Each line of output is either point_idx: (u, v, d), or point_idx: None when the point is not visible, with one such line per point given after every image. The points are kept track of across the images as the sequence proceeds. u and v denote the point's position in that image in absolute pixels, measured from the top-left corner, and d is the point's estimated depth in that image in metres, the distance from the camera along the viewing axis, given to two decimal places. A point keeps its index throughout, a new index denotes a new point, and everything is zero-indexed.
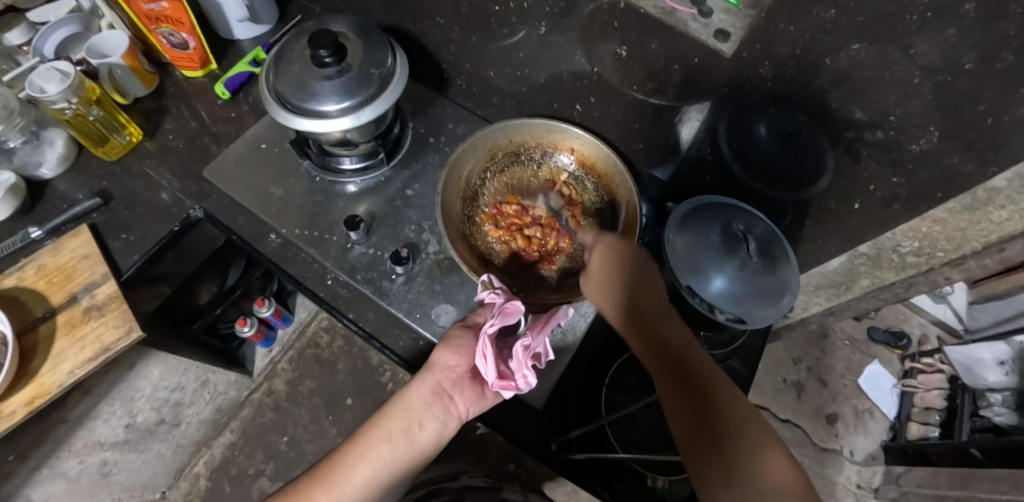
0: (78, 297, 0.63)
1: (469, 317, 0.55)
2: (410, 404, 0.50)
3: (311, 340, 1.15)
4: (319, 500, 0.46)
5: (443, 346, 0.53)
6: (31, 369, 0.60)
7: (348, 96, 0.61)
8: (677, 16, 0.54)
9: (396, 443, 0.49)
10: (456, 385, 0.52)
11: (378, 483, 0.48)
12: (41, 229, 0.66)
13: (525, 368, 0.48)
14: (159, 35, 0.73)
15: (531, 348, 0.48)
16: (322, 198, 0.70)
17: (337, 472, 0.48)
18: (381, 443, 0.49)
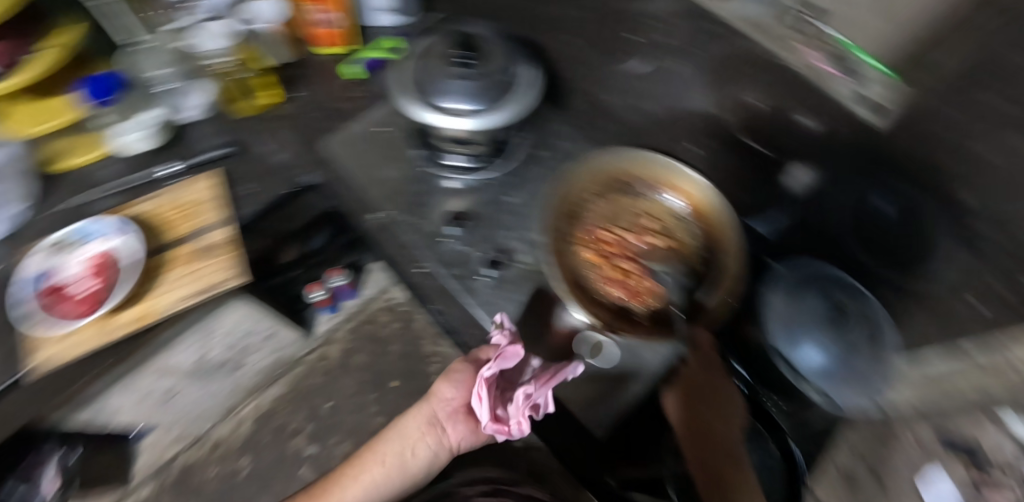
0: (197, 234, 0.68)
1: (472, 353, 0.63)
2: (408, 429, 0.62)
3: (371, 316, 1.20)
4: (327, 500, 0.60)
5: (443, 380, 0.63)
6: (145, 289, 0.65)
7: (476, 100, 0.64)
8: (822, 76, 0.57)
9: (389, 466, 0.61)
10: (450, 418, 0.62)
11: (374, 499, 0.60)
12: (181, 165, 0.73)
13: (521, 416, 0.53)
14: (312, 12, 0.79)
15: (531, 398, 0.53)
16: (426, 188, 0.72)
17: (344, 478, 0.61)
18: (381, 466, 0.61)
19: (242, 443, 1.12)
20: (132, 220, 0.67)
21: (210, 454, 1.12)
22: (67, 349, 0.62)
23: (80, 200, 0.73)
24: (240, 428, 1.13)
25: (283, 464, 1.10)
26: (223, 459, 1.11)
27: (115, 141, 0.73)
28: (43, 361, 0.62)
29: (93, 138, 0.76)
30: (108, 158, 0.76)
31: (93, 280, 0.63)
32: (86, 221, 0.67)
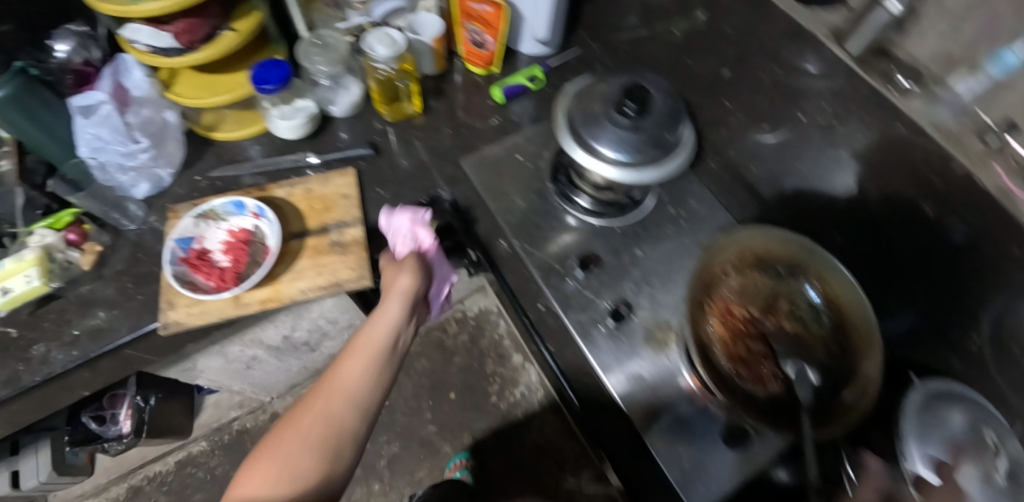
0: (330, 229, 0.69)
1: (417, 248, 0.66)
2: (388, 308, 0.57)
3: (440, 324, 1.22)
4: (324, 407, 0.48)
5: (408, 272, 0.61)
6: (272, 274, 0.66)
7: (620, 152, 0.64)
8: (1011, 198, 0.51)
9: (384, 349, 0.54)
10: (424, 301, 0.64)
11: (371, 377, 0.52)
12: (318, 158, 0.75)
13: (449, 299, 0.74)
14: (466, 31, 0.81)
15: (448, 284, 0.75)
16: (554, 224, 0.73)
17: (333, 382, 0.50)
18: (371, 347, 0.53)
19: None
20: (268, 203, 0.68)
21: (266, 424, 1.16)
22: (190, 314, 0.65)
23: (231, 172, 0.75)
24: None
25: None
26: None
27: (272, 122, 0.75)
28: (169, 319, 0.65)
29: (250, 115, 0.78)
30: (260, 136, 0.78)
31: (224, 258, 0.66)
32: (230, 198, 0.68)
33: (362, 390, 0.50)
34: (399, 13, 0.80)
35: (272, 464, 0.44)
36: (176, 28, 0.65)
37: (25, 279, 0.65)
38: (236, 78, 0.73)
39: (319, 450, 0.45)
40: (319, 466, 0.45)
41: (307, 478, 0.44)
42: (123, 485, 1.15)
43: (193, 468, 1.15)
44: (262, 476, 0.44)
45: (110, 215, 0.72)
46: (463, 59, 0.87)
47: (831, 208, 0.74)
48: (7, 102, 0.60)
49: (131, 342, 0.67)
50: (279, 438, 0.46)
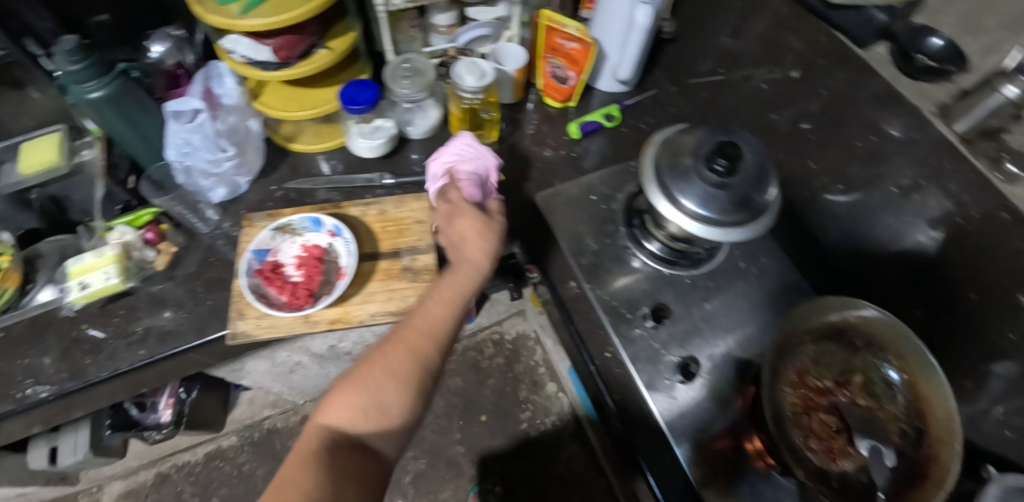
0: (402, 253, 0.69)
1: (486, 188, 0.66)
2: (472, 245, 0.58)
3: (478, 344, 1.23)
4: (412, 339, 0.51)
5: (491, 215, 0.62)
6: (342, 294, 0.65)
7: (705, 207, 0.63)
8: None
9: (464, 287, 0.56)
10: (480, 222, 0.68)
11: (451, 314, 0.54)
12: (393, 179, 0.74)
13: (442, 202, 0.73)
14: (549, 65, 0.83)
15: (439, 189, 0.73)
16: (624, 270, 0.73)
17: (420, 317, 0.53)
18: (456, 285, 0.56)
19: None
20: (345, 222, 0.68)
21: (296, 426, 1.16)
22: (258, 326, 0.64)
23: (306, 184, 0.75)
24: None
25: None
26: None
27: (351, 140, 0.75)
28: (237, 329, 0.64)
29: (329, 131, 0.79)
30: (338, 151, 0.78)
31: (298, 272, 0.66)
32: (308, 214, 0.68)
33: (445, 328, 0.53)
34: (483, 41, 0.83)
35: (359, 392, 0.47)
36: (277, 42, 0.65)
37: (104, 275, 0.66)
38: (322, 95, 0.74)
39: (403, 386, 0.48)
40: (404, 400, 0.48)
41: (391, 405, 0.48)
42: (152, 470, 1.13)
43: (221, 462, 1.13)
44: (350, 402, 0.47)
45: (184, 219, 0.72)
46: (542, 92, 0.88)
47: (893, 271, 0.72)
48: (101, 103, 0.63)
49: (195, 348, 0.67)
50: (371, 367, 0.49)
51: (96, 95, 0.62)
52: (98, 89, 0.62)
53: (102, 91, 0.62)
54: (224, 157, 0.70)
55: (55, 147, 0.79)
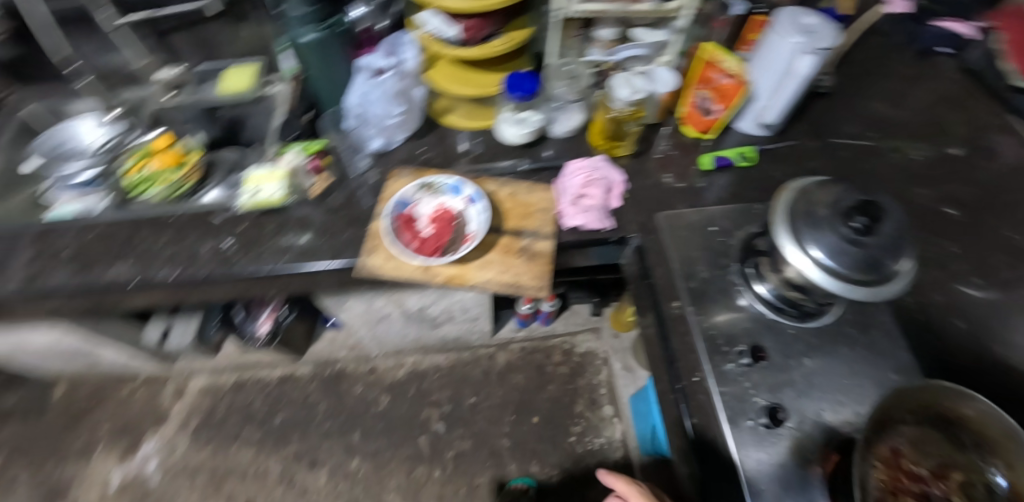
0: (524, 234, 0.73)
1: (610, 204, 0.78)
2: None
3: (546, 349, 1.27)
4: None
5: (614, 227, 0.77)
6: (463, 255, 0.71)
7: (832, 257, 0.62)
8: None
9: None
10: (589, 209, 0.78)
11: None
12: (529, 164, 0.81)
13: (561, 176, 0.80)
14: (695, 96, 0.86)
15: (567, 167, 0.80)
16: (728, 303, 0.74)
17: None
18: None
19: (392, 382, 1.23)
20: (484, 193, 0.74)
21: (364, 375, 1.24)
22: (385, 265, 0.69)
23: (450, 154, 0.82)
24: (398, 371, 1.24)
25: (413, 425, 1.19)
26: (370, 385, 1.23)
27: (501, 127, 0.82)
28: (363, 265, 0.69)
29: (481, 113, 0.86)
30: (484, 132, 0.85)
31: (431, 226, 0.71)
32: (454, 179, 0.75)
33: None
34: (636, 60, 0.86)
35: None
36: (467, 23, 0.72)
37: (273, 187, 0.75)
38: (487, 78, 0.81)
39: None
40: None
41: None
42: (233, 375, 1.25)
43: (291, 386, 1.24)
44: None
45: (343, 158, 0.80)
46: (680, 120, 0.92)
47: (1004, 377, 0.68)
48: (311, 45, 0.74)
49: (325, 269, 0.72)
50: None
51: (309, 37, 0.73)
52: (314, 33, 0.72)
53: (315, 35, 0.73)
54: (392, 114, 0.78)
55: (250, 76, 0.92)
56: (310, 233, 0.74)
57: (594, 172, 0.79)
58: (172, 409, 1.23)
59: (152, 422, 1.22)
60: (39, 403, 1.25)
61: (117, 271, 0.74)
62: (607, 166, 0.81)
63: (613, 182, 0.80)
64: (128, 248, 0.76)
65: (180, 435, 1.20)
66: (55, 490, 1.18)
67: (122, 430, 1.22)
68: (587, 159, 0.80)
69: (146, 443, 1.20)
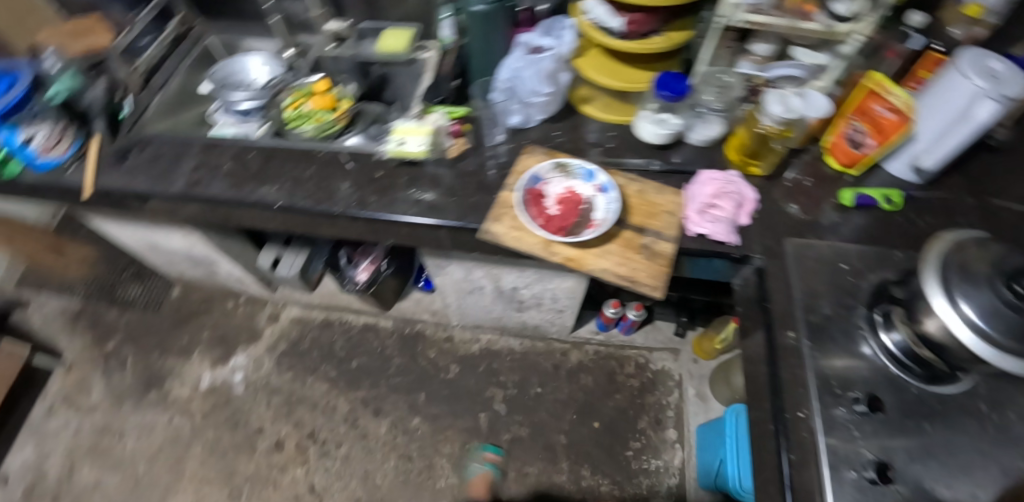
0: (646, 232, 0.73)
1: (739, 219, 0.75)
2: None
3: (620, 358, 1.27)
4: None
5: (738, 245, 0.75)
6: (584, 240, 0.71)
7: (986, 320, 0.52)
8: None
9: None
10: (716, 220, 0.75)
11: None
12: (660, 166, 0.80)
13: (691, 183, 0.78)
14: (848, 125, 0.82)
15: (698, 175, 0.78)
16: (847, 346, 0.69)
17: None
18: None
19: (465, 354, 1.28)
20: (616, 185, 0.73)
21: (440, 342, 1.30)
22: (509, 234, 0.70)
23: (583, 142, 0.83)
24: (473, 345, 1.29)
25: (476, 400, 1.23)
26: (443, 352, 1.28)
27: (640, 124, 0.81)
28: (488, 230, 0.71)
29: (620, 108, 0.86)
30: (619, 127, 0.85)
31: (557, 207, 0.72)
32: (585, 164, 0.75)
33: None
34: (787, 80, 0.83)
35: None
36: (633, 17, 0.71)
37: (418, 141, 0.76)
38: (635, 75, 0.80)
39: None
40: None
41: None
42: (323, 313, 1.35)
43: (371, 336, 1.31)
44: None
45: (481, 127, 0.82)
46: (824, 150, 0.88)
47: None
48: (479, 17, 0.75)
49: (450, 228, 0.74)
50: None
51: (479, 7, 0.74)
52: (485, 5, 0.73)
53: (484, 7, 0.74)
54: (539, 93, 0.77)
55: (407, 39, 0.95)
56: (439, 191, 0.76)
57: (727, 185, 0.77)
58: (264, 331, 1.35)
59: (245, 339, 1.34)
60: (157, 298, 1.41)
61: (264, 192, 0.80)
62: (739, 182, 0.78)
63: (743, 198, 0.77)
64: (276, 173, 0.82)
65: (267, 355, 1.31)
66: (156, 377, 1.32)
67: (219, 340, 1.34)
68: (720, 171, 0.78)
69: (237, 356, 1.32)
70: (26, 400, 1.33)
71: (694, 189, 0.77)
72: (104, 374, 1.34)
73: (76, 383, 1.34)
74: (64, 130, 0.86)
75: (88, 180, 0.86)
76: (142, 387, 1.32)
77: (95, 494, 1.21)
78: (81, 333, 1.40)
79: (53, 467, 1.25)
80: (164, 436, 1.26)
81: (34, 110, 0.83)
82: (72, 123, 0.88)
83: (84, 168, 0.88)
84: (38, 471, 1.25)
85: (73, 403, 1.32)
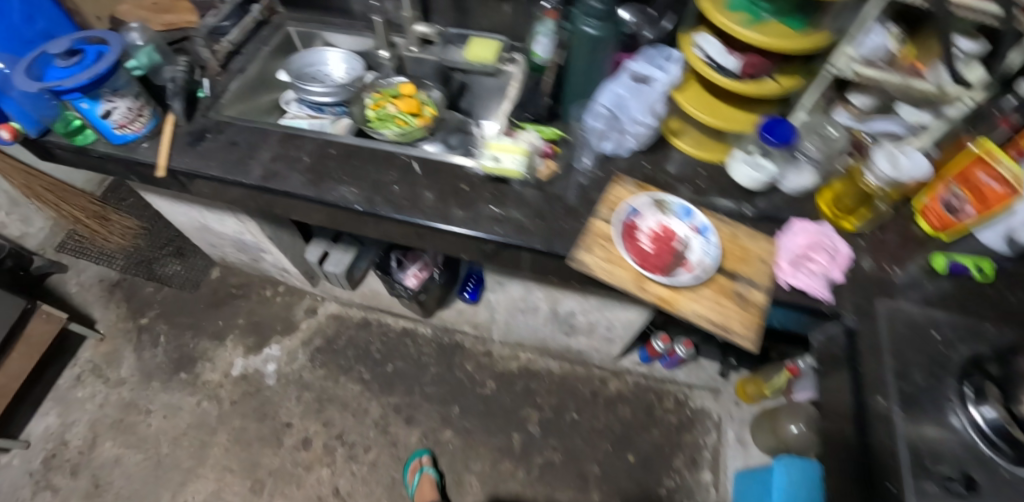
0: (739, 279, 0.70)
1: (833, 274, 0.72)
2: None
3: (660, 392, 1.25)
4: None
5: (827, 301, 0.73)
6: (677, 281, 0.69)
7: None
8: None
9: None
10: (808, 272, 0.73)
11: None
12: (753, 212, 0.79)
13: (784, 231, 0.76)
14: (946, 188, 0.78)
15: (792, 225, 0.77)
16: (937, 415, 0.65)
17: None
18: None
19: (502, 371, 1.26)
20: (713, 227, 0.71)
21: (478, 355, 1.28)
22: (601, 266, 0.69)
23: (672, 177, 0.81)
24: (512, 362, 1.27)
25: (511, 419, 1.21)
26: (481, 366, 1.26)
27: (734, 164, 0.79)
28: (581, 259, 0.69)
29: (712, 146, 0.83)
30: (710, 165, 0.82)
31: (650, 244, 0.70)
32: (681, 202, 0.73)
33: None
34: (884, 135, 0.81)
35: None
36: (750, 59, 0.69)
37: (513, 159, 0.72)
38: (737, 116, 0.77)
39: None
40: None
41: None
42: (361, 312, 1.34)
43: (409, 341, 1.30)
44: None
45: (573, 150, 0.79)
46: (914, 211, 0.85)
47: None
48: (587, 38, 0.72)
49: (535, 251, 0.72)
50: None
51: (590, 30, 0.70)
52: (596, 28, 0.70)
53: (597, 31, 0.70)
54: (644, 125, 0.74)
55: (494, 50, 0.93)
56: (527, 212, 0.74)
57: (823, 238, 0.75)
58: (300, 324, 1.33)
59: (281, 330, 1.33)
60: (195, 277, 1.41)
61: (343, 192, 0.77)
62: (835, 235, 0.76)
63: (838, 253, 0.74)
64: (355, 173, 0.79)
65: (302, 349, 1.30)
66: (188, 358, 1.31)
67: (254, 327, 1.33)
68: (814, 223, 0.77)
69: (271, 346, 1.30)
70: (56, 366, 1.32)
71: (787, 238, 0.75)
72: (136, 349, 1.33)
73: (107, 354, 1.33)
74: (142, 106, 0.84)
75: (162, 159, 0.83)
76: (172, 366, 1.30)
77: (115, 470, 1.19)
78: (116, 304, 1.39)
79: (76, 437, 1.23)
80: (189, 419, 1.24)
81: (116, 84, 0.79)
82: (149, 101, 0.86)
83: (158, 146, 0.86)
84: (60, 439, 1.23)
85: (102, 374, 1.30)
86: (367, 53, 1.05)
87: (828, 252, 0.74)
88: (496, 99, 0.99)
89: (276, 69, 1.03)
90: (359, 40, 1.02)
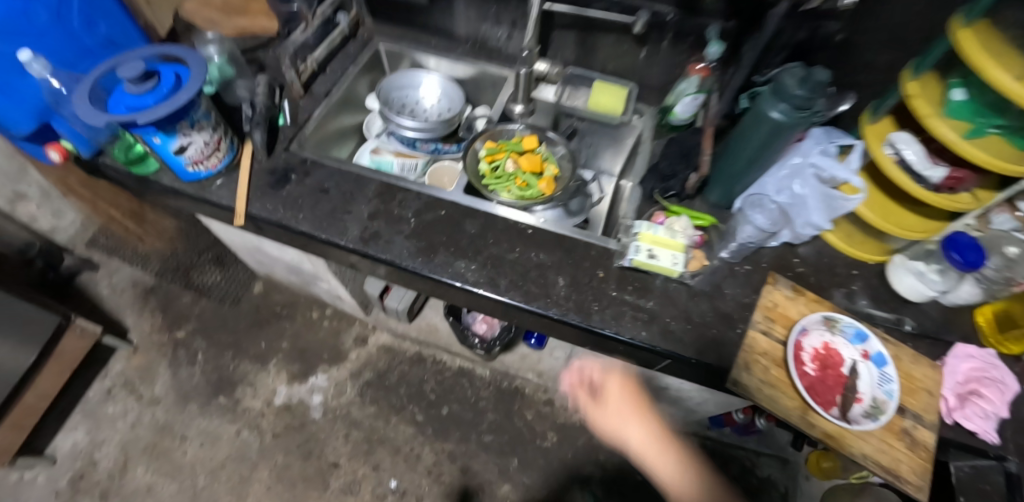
0: (907, 414, 0.61)
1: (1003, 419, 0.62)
2: None
3: (725, 457, 1.20)
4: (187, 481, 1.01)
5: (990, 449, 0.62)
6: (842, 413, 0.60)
7: None
8: None
9: None
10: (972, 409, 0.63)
11: None
12: (913, 328, 0.69)
13: (948, 356, 0.67)
14: None
15: (960, 350, 0.67)
16: None
17: None
18: None
19: (564, 423, 1.19)
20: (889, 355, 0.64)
21: (539, 404, 1.21)
22: (758, 390, 0.60)
23: (825, 276, 0.72)
24: (573, 414, 1.21)
25: (572, 477, 1.14)
26: (541, 416, 1.20)
27: (895, 271, 0.71)
28: (738, 379, 0.60)
29: (864, 240, 0.74)
30: (863, 264, 0.74)
31: (814, 366, 0.62)
32: (849, 323, 0.65)
33: None
34: None
35: None
36: (956, 173, 0.59)
37: (671, 257, 0.65)
38: (912, 221, 0.68)
39: None
40: None
41: None
42: (415, 347, 1.26)
43: (465, 382, 1.23)
44: None
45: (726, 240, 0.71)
46: None
47: None
48: (769, 123, 0.61)
49: (680, 360, 0.63)
50: None
51: (777, 115, 0.59)
52: (784, 114, 0.59)
53: (784, 117, 0.59)
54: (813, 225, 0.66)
55: (621, 101, 0.80)
56: (673, 313, 0.65)
57: (992, 369, 0.65)
58: (349, 354, 1.25)
59: (328, 358, 1.25)
60: (236, 290, 1.32)
61: (460, 267, 0.67)
62: (1009, 373, 0.65)
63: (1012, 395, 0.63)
64: (472, 243, 0.69)
65: (351, 382, 1.22)
66: (227, 381, 1.22)
67: (300, 354, 1.25)
68: (982, 351, 0.67)
69: (318, 375, 1.23)
70: (83, 377, 1.22)
71: (951, 365, 0.66)
72: (171, 365, 1.24)
73: (140, 368, 1.23)
74: (220, 139, 0.71)
75: (241, 204, 0.71)
76: (210, 388, 1.21)
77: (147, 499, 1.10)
78: (150, 313, 1.30)
79: (105, 458, 1.14)
80: (228, 449, 1.15)
81: (195, 116, 0.65)
82: (226, 131, 0.72)
83: (236, 186, 0.73)
84: (89, 459, 1.14)
85: (134, 391, 1.21)
86: (463, 80, 0.93)
87: (1000, 391, 0.63)
88: (609, 149, 0.88)
89: (361, 92, 0.91)
90: (459, 68, 0.90)
